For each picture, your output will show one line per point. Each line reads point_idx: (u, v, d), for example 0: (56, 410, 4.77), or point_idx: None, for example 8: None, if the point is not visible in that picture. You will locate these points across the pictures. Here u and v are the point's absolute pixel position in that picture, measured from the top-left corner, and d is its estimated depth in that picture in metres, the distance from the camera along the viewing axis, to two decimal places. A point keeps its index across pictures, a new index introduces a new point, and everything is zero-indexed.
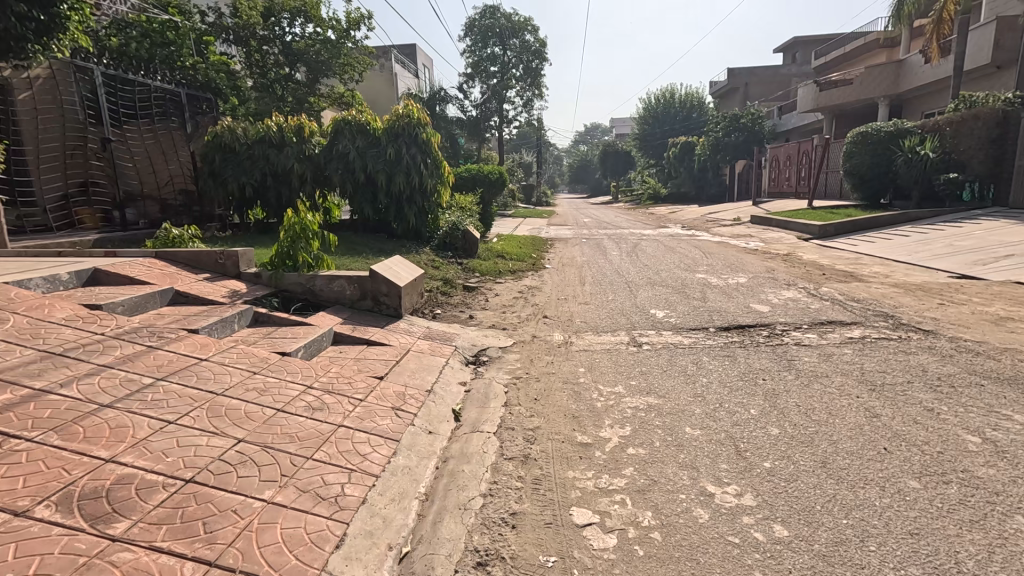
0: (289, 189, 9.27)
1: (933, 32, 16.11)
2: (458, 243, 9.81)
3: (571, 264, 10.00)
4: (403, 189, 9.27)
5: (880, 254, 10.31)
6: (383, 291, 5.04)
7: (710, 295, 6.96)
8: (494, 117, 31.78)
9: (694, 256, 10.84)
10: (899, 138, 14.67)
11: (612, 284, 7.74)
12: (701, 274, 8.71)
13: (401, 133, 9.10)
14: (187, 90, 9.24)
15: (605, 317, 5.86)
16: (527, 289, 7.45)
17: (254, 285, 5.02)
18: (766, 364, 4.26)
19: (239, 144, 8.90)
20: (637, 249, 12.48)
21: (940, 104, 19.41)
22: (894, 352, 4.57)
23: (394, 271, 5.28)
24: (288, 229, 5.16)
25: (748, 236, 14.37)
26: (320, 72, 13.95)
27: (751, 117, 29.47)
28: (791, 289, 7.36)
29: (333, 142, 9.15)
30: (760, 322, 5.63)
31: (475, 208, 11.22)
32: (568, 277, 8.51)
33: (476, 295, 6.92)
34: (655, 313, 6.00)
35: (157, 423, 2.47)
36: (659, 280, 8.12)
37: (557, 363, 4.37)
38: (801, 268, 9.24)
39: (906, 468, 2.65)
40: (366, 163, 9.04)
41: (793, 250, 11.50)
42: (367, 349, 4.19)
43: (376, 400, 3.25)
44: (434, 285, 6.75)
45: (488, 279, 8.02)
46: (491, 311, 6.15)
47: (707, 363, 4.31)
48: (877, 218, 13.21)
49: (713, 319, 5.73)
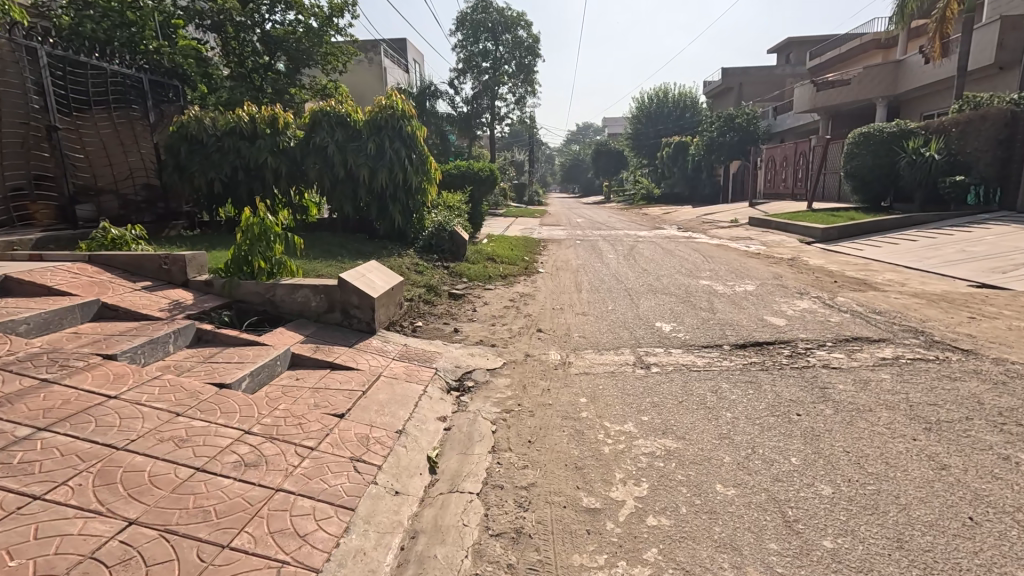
0: (262, 184, 8.57)
1: (936, 31, 15.68)
2: (445, 245, 9.10)
3: (565, 268, 9.37)
4: (386, 185, 8.56)
5: (889, 259, 9.83)
6: (353, 303, 4.38)
7: (717, 305, 6.38)
8: (485, 114, 31.05)
9: (695, 260, 10.28)
10: (903, 139, 14.26)
11: (611, 291, 7.15)
12: (705, 280, 8.15)
13: (385, 126, 8.42)
14: (150, 76, 8.45)
15: (606, 331, 5.24)
16: (519, 297, 6.82)
17: (204, 295, 4.34)
18: (796, 393, 3.67)
19: (207, 135, 8.24)
20: (635, 251, 11.91)
21: (943, 105, 18.96)
22: (939, 377, 4.00)
23: (367, 280, 4.62)
24: (246, 231, 4.52)
25: (748, 239, 13.89)
26: (302, 62, 13.22)
27: (746, 117, 28.98)
28: (805, 299, 6.80)
29: (310, 134, 8.46)
30: (779, 338, 5.05)
31: (464, 207, 10.54)
32: (562, 282, 7.90)
33: (463, 304, 6.28)
34: (661, 327, 5.41)
35: (15, 503, 1.83)
36: (662, 287, 7.53)
37: (554, 391, 3.74)
38: (810, 274, 8.70)
39: (1008, 551, 2.05)
40: (346, 157, 8.33)
41: (797, 254, 11.01)
42: (330, 375, 3.53)
43: (330, 449, 2.60)
44: (416, 292, 6.10)
45: (477, 284, 7.38)
46: (478, 323, 5.52)
47: (728, 393, 3.70)
48: (882, 221, 12.73)
49: (725, 334, 5.15)
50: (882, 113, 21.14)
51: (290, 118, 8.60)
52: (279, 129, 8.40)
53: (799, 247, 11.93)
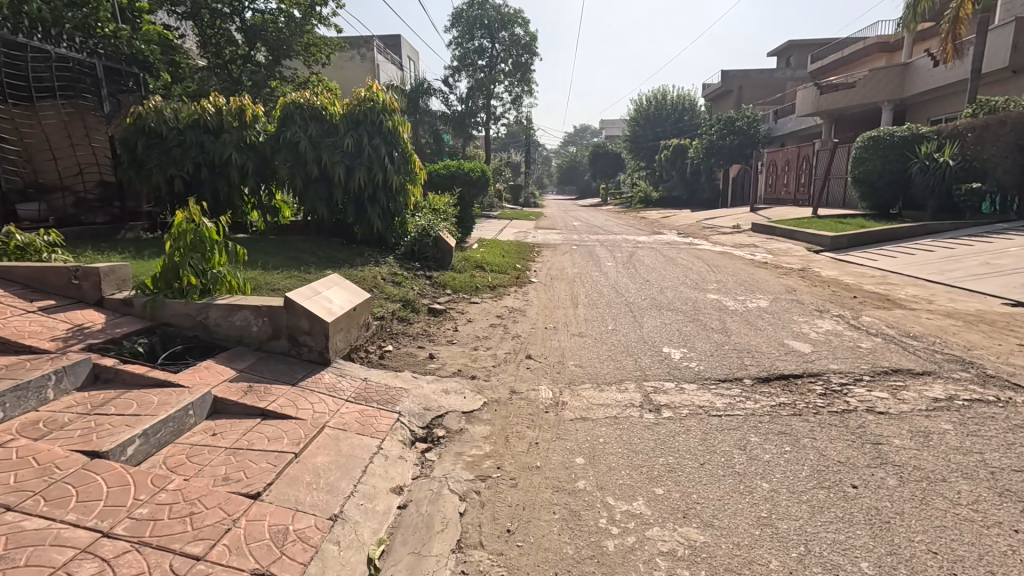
0: (228, 184, 7.81)
1: (949, 32, 15.03)
2: (429, 251, 8.28)
3: (560, 277, 8.63)
4: (364, 186, 7.78)
5: (908, 272, 9.15)
6: (302, 329, 3.63)
7: (731, 326, 5.67)
8: (481, 113, 30.14)
9: (700, 270, 9.59)
10: (915, 144, 13.67)
11: (611, 307, 6.42)
12: (713, 294, 7.45)
13: (363, 120, 7.67)
14: (104, 62, 7.66)
15: (606, 359, 4.50)
16: (507, 313, 6.06)
17: (121, 317, 3.59)
18: (846, 451, 2.95)
19: (167, 129, 7.51)
20: (635, 258, 11.20)
21: (953, 108, 18.28)
22: (1012, 428, 3.28)
23: (322, 300, 3.88)
24: (176, 240, 3.78)
25: (753, 246, 13.22)
26: (284, 54, 12.40)
27: (748, 119, 28.40)
28: (827, 318, 6.09)
29: (281, 129, 7.69)
30: (807, 370, 4.34)
31: (452, 210, 9.74)
32: (557, 295, 7.17)
33: (443, 322, 5.52)
34: (670, 354, 4.67)
35: None
36: (667, 302, 6.80)
37: (544, 446, 3.00)
38: (826, 289, 7.99)
39: None
40: (319, 155, 7.56)
41: (808, 264, 10.33)
42: (259, 427, 2.79)
43: (224, 558, 1.84)
44: (390, 307, 5.36)
45: (461, 297, 6.64)
46: (458, 346, 4.80)
47: (761, 451, 2.96)
48: (896, 229, 12.07)
49: (746, 365, 4.41)
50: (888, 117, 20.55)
51: (261, 112, 7.85)
52: (247, 123, 7.65)
53: (809, 257, 11.25)
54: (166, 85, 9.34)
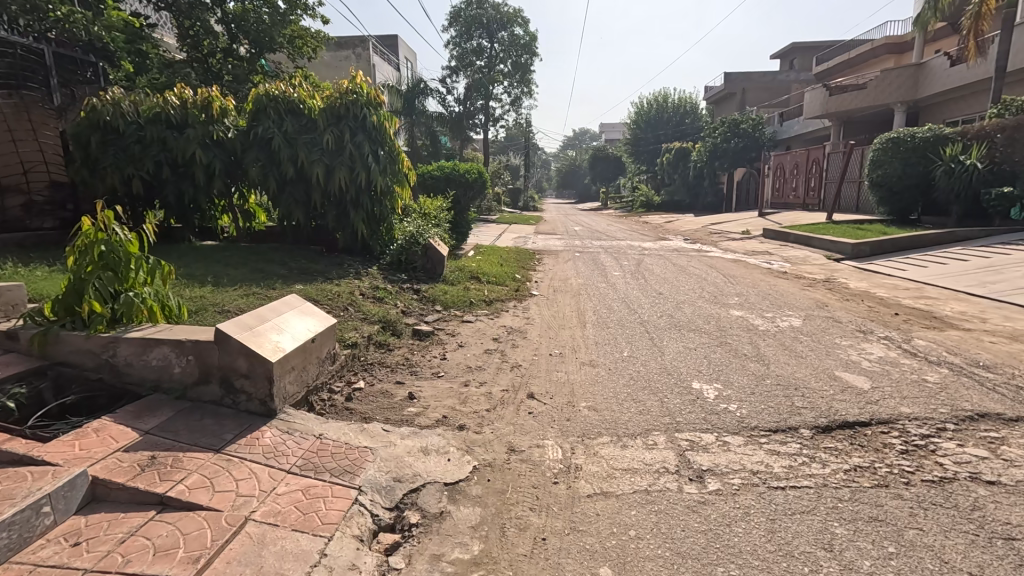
0: (193, 185, 6.99)
1: (971, 28, 14.24)
2: (418, 261, 7.40)
3: (563, 289, 7.81)
4: (345, 188, 6.95)
5: (945, 284, 8.35)
6: (239, 370, 2.79)
7: (766, 352, 4.87)
8: (479, 115, 29.43)
9: (716, 281, 8.81)
10: (938, 146, 12.93)
11: (624, 328, 5.62)
12: (735, 311, 6.66)
13: (345, 115, 6.86)
14: (54, 48, 6.90)
15: (624, 401, 3.68)
16: (505, 335, 5.24)
17: (5, 356, 2.80)
18: (973, 555, 2.13)
19: (125, 123, 6.70)
20: (643, 267, 10.39)
21: (972, 109, 17.54)
22: None
23: (264, 333, 3.00)
24: (81, 255, 2.93)
25: (766, 254, 12.45)
26: (268, 49, 11.66)
27: (752, 122, 27.75)
28: (873, 342, 5.28)
29: (252, 124, 6.86)
30: (873, 415, 3.53)
31: (444, 215, 8.87)
32: (562, 311, 6.35)
33: (429, 347, 4.71)
34: (703, 393, 3.84)
35: None
36: (686, 321, 6.00)
37: (555, 549, 2.17)
38: (860, 305, 7.19)
39: None
40: (295, 154, 6.72)
41: (831, 275, 9.55)
42: (147, 528, 1.96)
43: None
44: (367, 331, 4.53)
45: (452, 314, 5.84)
46: (445, 381, 3.97)
47: (855, 555, 2.13)
48: (921, 236, 11.29)
49: (796, 408, 3.60)
50: (901, 119, 19.83)
51: (231, 105, 7.03)
52: (215, 117, 6.83)
53: (830, 266, 10.48)
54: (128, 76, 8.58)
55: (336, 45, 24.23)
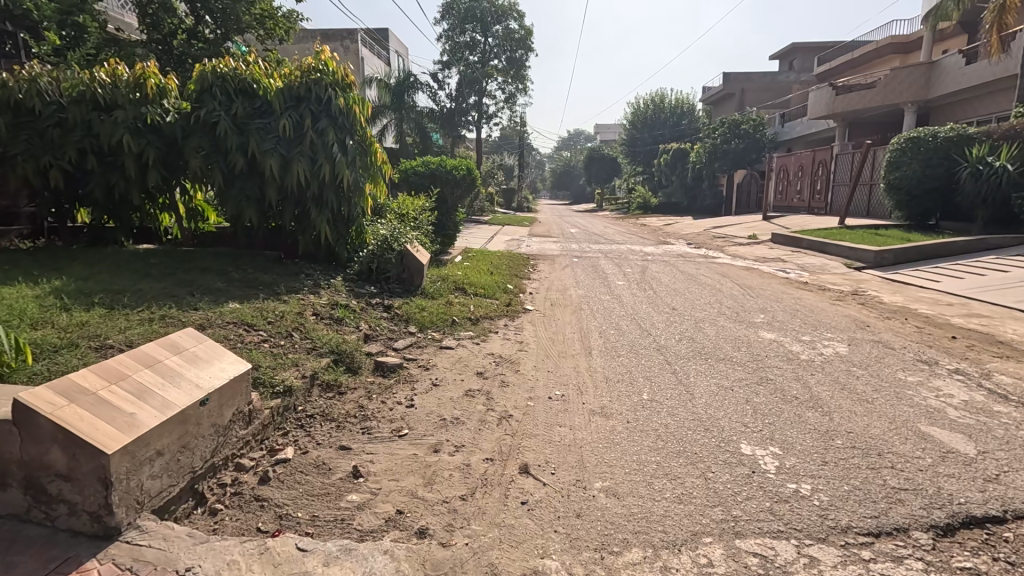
0: (125, 177, 5.87)
1: (994, 22, 13.31)
2: (392, 269, 6.27)
3: (563, 302, 6.78)
4: (306, 182, 5.86)
5: (991, 298, 7.42)
6: (53, 467, 1.75)
7: (821, 394, 3.85)
8: (472, 112, 28.24)
9: (733, 293, 7.83)
10: (962, 147, 12.04)
11: (638, 357, 4.61)
12: (765, 332, 5.66)
13: (306, 97, 5.81)
14: None
15: (653, 480, 2.65)
16: (492, 367, 4.19)
17: None
18: None
19: (42, 103, 5.61)
20: (649, 275, 9.43)
21: (988, 110, 16.73)
22: None
23: (114, 400, 1.94)
24: None
25: (780, 261, 11.54)
26: (235, 30, 10.53)
27: (754, 122, 26.78)
28: (947, 378, 4.29)
29: (195, 106, 5.76)
30: (1004, 504, 2.51)
31: (426, 216, 7.76)
32: (560, 333, 5.29)
33: (393, 388, 3.64)
34: (758, 464, 2.82)
35: None
36: (710, 347, 4.97)
37: None
38: (905, 324, 6.22)
39: None
40: (245, 142, 5.64)
41: (859, 286, 8.59)
42: None
43: None
44: (310, 368, 3.47)
45: (427, 337, 4.78)
46: (406, 444, 2.91)
47: None
48: (948, 243, 10.39)
49: (892, 492, 2.58)
50: (911, 120, 19.02)
51: (173, 85, 5.92)
52: (151, 97, 5.72)
53: (853, 276, 9.53)
54: (56, 50, 7.45)
55: (322, 35, 23.07)
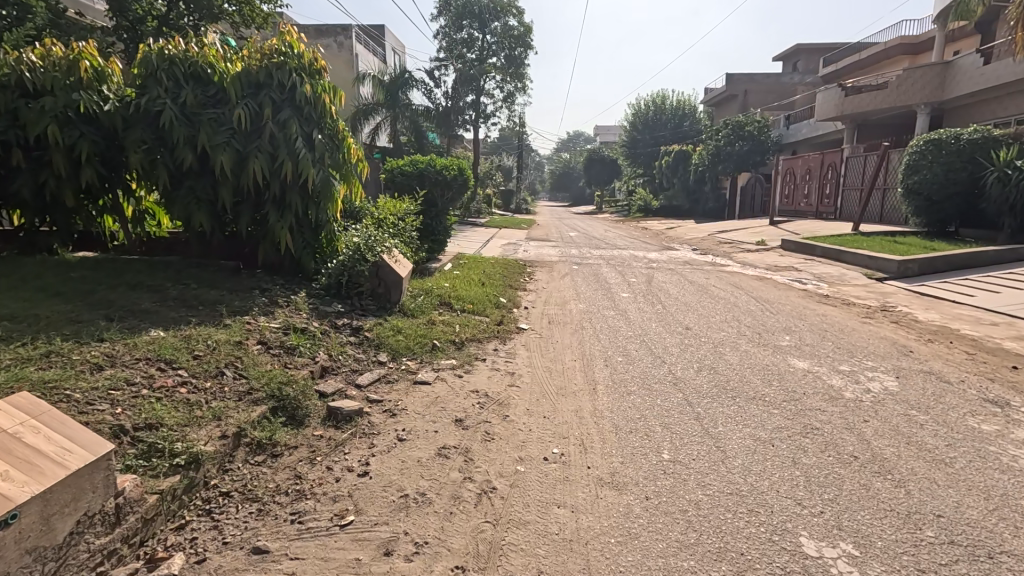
0: (56, 174, 5.06)
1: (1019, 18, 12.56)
2: (366, 283, 5.48)
3: (562, 319, 6.02)
4: (265, 182, 5.07)
5: None
6: None
7: (884, 452, 3.08)
8: (468, 112, 27.40)
9: (750, 308, 7.08)
10: (987, 149, 11.27)
11: (649, 395, 3.84)
12: (795, 359, 4.90)
13: (267, 84, 5.03)
14: None
15: None
16: (475, 411, 3.40)
17: None
18: None
19: None
20: (654, 285, 8.69)
21: (1008, 111, 15.98)
22: None
23: None
24: None
25: (793, 269, 10.82)
26: (209, 17, 9.89)
27: (758, 124, 26.11)
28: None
29: (138, 92, 4.95)
30: None
31: (409, 221, 6.97)
32: (559, 360, 4.53)
33: (343, 446, 2.84)
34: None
35: None
36: (736, 381, 4.20)
37: None
38: (951, 348, 5.47)
39: None
40: (194, 135, 4.83)
41: (886, 301, 7.84)
42: None
43: None
44: (235, 420, 2.67)
45: (400, 368, 4.00)
46: (348, 542, 2.11)
47: None
48: (978, 253, 9.63)
49: None
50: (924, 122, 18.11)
51: (114, 70, 5.14)
52: (86, 82, 4.93)
53: (876, 288, 8.78)
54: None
55: (314, 31, 22.29)
